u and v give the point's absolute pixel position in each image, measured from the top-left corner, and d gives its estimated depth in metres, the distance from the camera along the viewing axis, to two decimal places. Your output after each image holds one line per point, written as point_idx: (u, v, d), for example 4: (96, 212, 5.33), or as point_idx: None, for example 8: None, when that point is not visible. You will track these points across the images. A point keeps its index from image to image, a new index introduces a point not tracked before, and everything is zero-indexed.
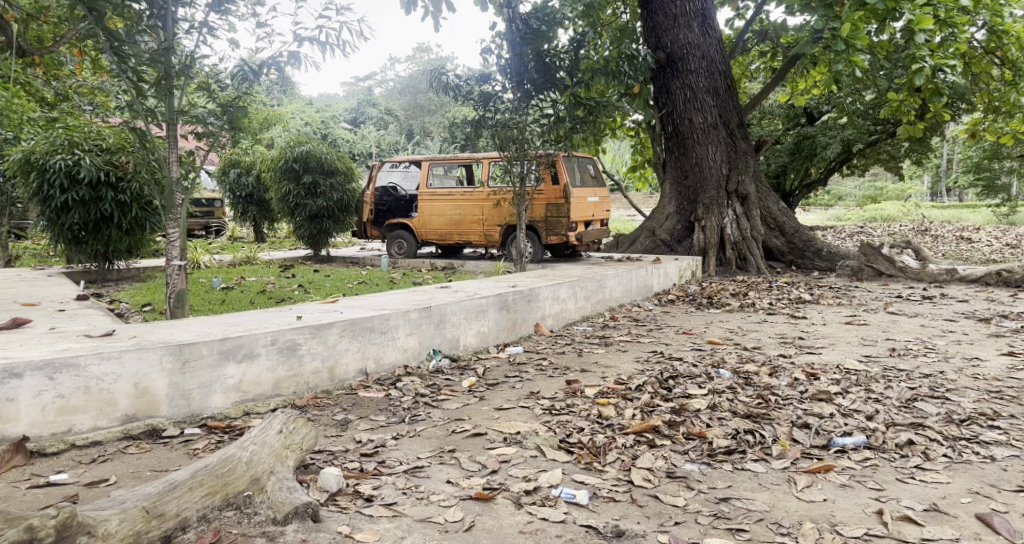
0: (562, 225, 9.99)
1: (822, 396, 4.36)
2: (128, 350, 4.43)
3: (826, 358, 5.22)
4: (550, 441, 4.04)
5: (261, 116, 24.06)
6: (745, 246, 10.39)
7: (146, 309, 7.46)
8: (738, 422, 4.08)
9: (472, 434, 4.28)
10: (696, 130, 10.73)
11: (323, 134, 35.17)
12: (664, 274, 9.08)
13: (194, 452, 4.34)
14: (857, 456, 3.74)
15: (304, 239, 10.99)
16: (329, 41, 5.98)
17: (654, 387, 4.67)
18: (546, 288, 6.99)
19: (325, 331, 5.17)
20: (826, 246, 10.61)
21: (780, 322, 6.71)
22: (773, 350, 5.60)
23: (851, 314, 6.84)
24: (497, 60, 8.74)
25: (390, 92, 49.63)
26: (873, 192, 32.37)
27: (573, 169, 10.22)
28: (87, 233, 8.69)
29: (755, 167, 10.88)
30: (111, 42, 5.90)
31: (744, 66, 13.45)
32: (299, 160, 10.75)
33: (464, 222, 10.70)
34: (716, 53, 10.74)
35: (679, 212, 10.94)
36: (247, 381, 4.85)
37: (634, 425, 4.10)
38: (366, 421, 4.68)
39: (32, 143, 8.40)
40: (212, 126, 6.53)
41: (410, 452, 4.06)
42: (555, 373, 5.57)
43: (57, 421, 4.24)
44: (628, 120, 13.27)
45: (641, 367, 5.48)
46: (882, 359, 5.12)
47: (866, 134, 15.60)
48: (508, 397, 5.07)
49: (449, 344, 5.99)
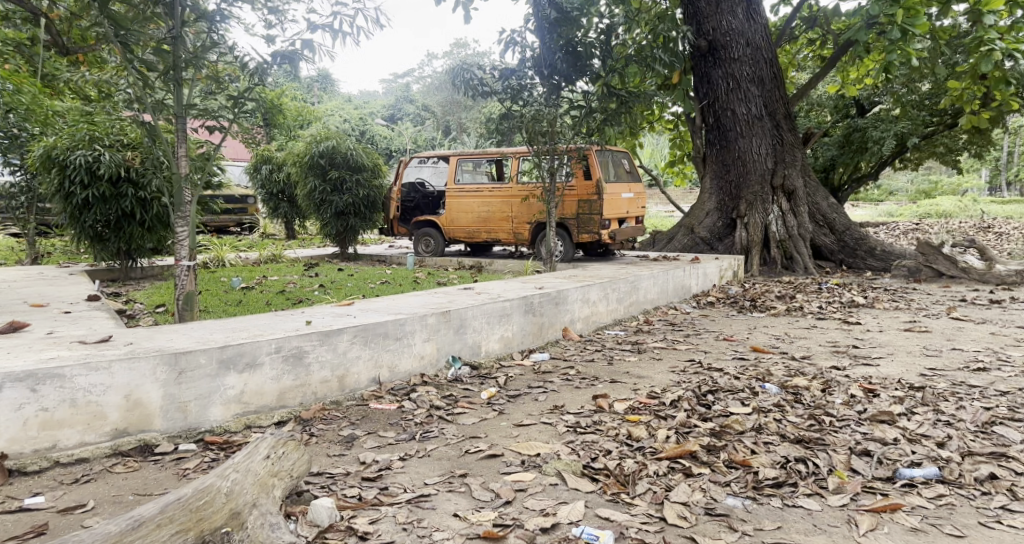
0: (594, 223, 9.51)
1: (883, 417, 3.84)
2: (119, 359, 4.09)
3: (884, 371, 4.69)
4: (572, 466, 3.59)
5: (299, 113, 23.82)
6: (792, 244, 9.81)
7: (158, 311, 7.13)
8: (787, 449, 3.59)
9: (487, 456, 3.86)
10: (739, 121, 10.17)
11: (360, 130, 35.01)
12: (703, 274, 8.56)
13: (184, 472, 3.99)
14: (928, 492, 3.23)
15: (330, 236, 10.61)
16: (342, 28, 5.50)
17: (691, 405, 4.20)
18: (576, 289, 6.53)
19: (335, 338, 4.78)
20: (880, 244, 9.96)
21: (831, 328, 6.15)
22: (825, 361, 5.07)
23: (911, 320, 6.25)
24: (527, 52, 8.33)
25: (427, 88, 49.34)
26: (926, 187, 31.17)
27: (606, 162, 9.73)
28: (109, 231, 8.43)
29: (803, 160, 10.26)
30: (117, 32, 5.53)
31: (790, 55, 12.77)
32: (325, 155, 10.42)
33: (493, 219, 10.27)
34: (763, 40, 10.13)
35: (720, 208, 10.39)
36: (250, 392, 4.47)
37: (667, 450, 3.64)
38: (373, 438, 4.28)
39: (53, 139, 8.16)
40: (222, 120, 6.16)
41: (417, 476, 3.65)
42: (583, 384, 5.12)
43: (41, 437, 3.91)
44: (666, 112, 12.76)
45: (677, 379, 5.00)
46: (950, 374, 4.57)
47: (920, 126, 14.87)
48: (528, 411, 4.63)
49: (469, 351, 5.57)
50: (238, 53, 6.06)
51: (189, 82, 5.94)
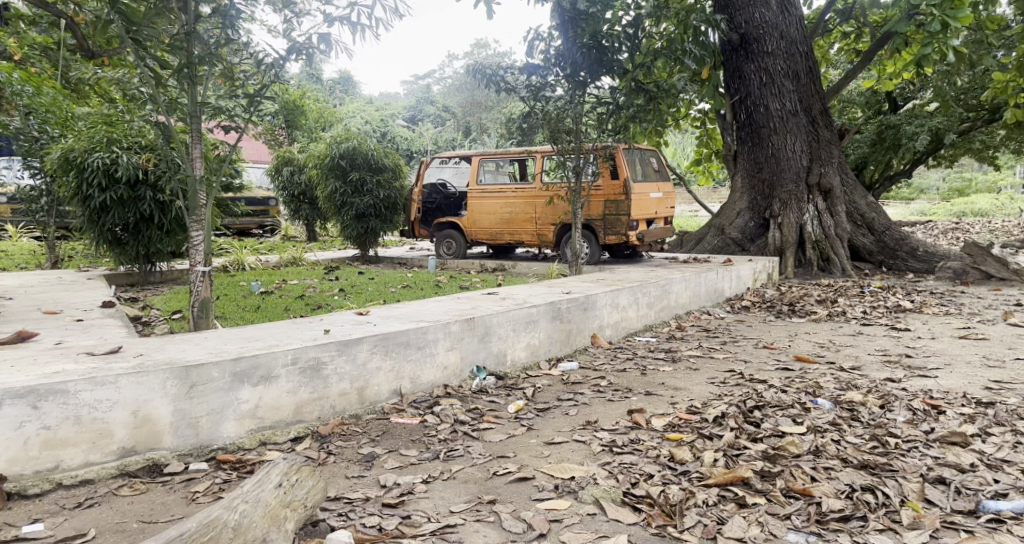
0: (621, 224, 9.18)
1: (956, 439, 3.52)
2: (127, 373, 3.84)
3: (945, 384, 4.34)
4: (610, 493, 3.31)
5: (320, 114, 23.61)
6: (828, 245, 9.42)
7: (174, 318, 6.91)
8: (852, 476, 3.28)
9: (519, 479, 3.59)
10: (773, 117, 9.79)
11: (382, 132, 34.87)
12: (736, 277, 8.22)
13: (193, 495, 3.74)
14: (1019, 529, 2.91)
15: (350, 239, 10.38)
16: (360, 21, 5.21)
17: (738, 422, 3.89)
18: (605, 294, 6.22)
19: (355, 348, 4.50)
20: (922, 245, 9.55)
21: (878, 335, 5.81)
22: (878, 372, 4.72)
23: (965, 327, 5.87)
24: (549, 49, 8.00)
25: (447, 88, 49.03)
26: (960, 184, 30.44)
27: (634, 161, 9.40)
28: (127, 235, 8.26)
29: (839, 157, 9.88)
30: (128, 27, 5.20)
31: (823, 50, 12.43)
32: (345, 156, 10.18)
33: (516, 221, 9.97)
34: (798, 33, 9.76)
35: (752, 208, 10.04)
36: (265, 406, 4.21)
37: (716, 475, 3.35)
38: (395, 457, 4.01)
39: (72, 141, 7.97)
40: (237, 119, 5.83)
41: (442, 502, 3.40)
42: (616, 397, 4.81)
43: (43, 457, 3.66)
44: (694, 109, 12.42)
45: (718, 391, 4.68)
46: (1019, 387, 4.22)
47: (957, 122, 14.46)
48: (559, 427, 4.33)
49: (495, 360, 5.28)
50: (255, 49, 5.82)
51: (202, 80, 5.67)
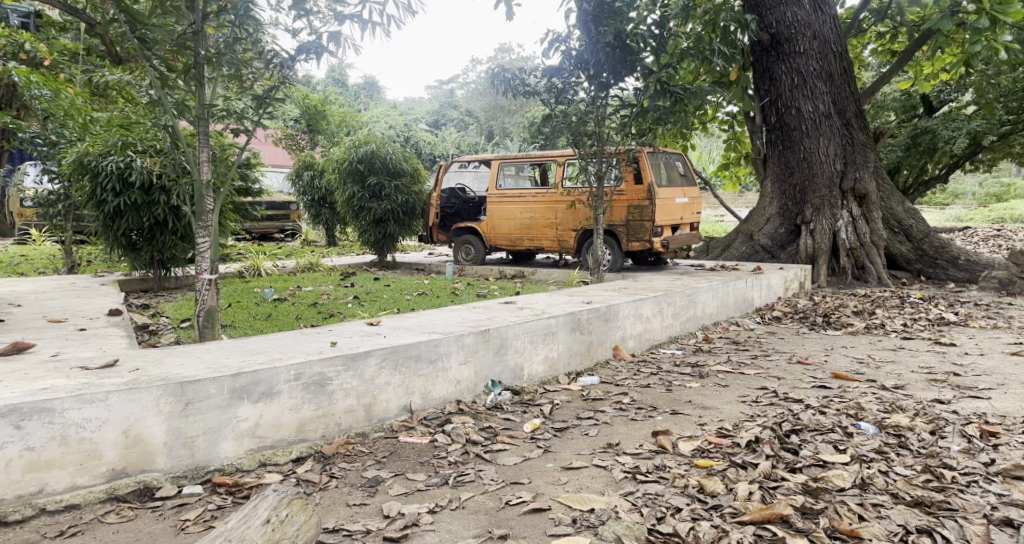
0: (645, 230, 8.84)
1: (1020, 474, 3.20)
2: (118, 390, 3.59)
3: (1001, 407, 3.99)
4: (634, 530, 3.03)
5: (343, 118, 23.44)
6: (864, 252, 9.02)
7: (182, 326, 6.69)
8: (904, 516, 2.99)
9: (534, 510, 3.30)
10: (805, 120, 9.44)
11: (404, 136, 34.66)
12: (766, 286, 7.85)
13: (184, 524, 3.50)
14: None
15: (367, 245, 10.17)
16: (371, 17, 4.93)
17: (775, 448, 3.57)
18: (627, 304, 5.89)
19: (362, 362, 4.23)
20: (963, 253, 9.12)
21: (921, 350, 5.43)
22: (924, 393, 4.36)
23: (1017, 342, 5.47)
24: (571, 50, 7.70)
25: (471, 93, 48.83)
26: (996, 190, 29.65)
27: (659, 165, 9.07)
28: (143, 239, 8.06)
29: (875, 161, 9.48)
30: (133, 27, 5.02)
31: (857, 50, 12.02)
32: (363, 160, 9.92)
33: (537, 226, 9.65)
34: (831, 33, 9.40)
35: (783, 214, 9.67)
36: (266, 424, 3.94)
37: (752, 512, 3.06)
38: (401, 482, 3.73)
39: (87, 144, 7.81)
40: (245, 122, 5.56)
41: (449, 537, 3.13)
42: (639, 415, 4.49)
43: (26, 481, 3.43)
44: (721, 112, 12.08)
45: (750, 411, 4.34)
46: None
47: (996, 125, 13.93)
48: (578, 449, 4.03)
49: (511, 374, 4.98)
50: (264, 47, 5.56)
51: (212, 81, 5.44)
